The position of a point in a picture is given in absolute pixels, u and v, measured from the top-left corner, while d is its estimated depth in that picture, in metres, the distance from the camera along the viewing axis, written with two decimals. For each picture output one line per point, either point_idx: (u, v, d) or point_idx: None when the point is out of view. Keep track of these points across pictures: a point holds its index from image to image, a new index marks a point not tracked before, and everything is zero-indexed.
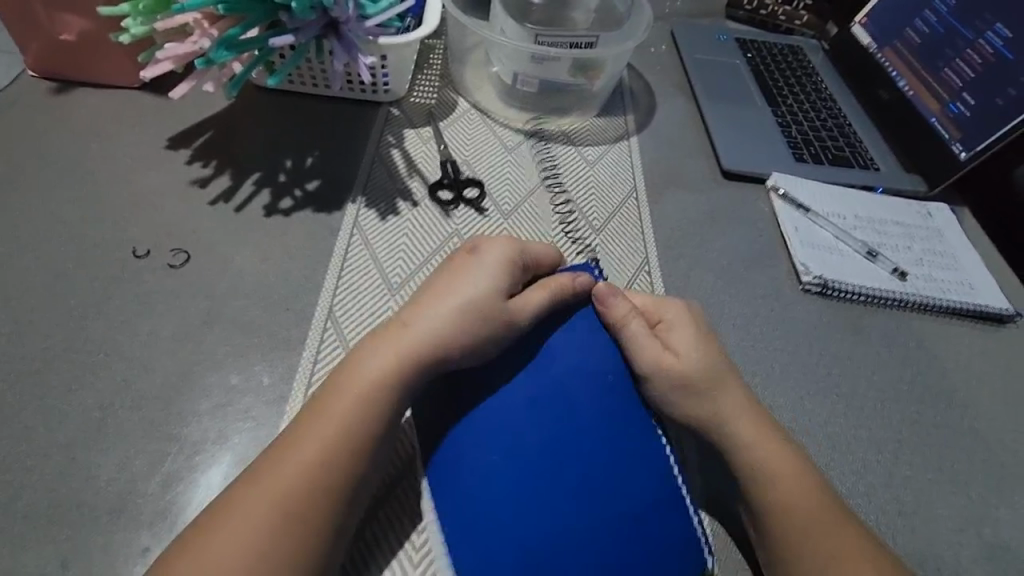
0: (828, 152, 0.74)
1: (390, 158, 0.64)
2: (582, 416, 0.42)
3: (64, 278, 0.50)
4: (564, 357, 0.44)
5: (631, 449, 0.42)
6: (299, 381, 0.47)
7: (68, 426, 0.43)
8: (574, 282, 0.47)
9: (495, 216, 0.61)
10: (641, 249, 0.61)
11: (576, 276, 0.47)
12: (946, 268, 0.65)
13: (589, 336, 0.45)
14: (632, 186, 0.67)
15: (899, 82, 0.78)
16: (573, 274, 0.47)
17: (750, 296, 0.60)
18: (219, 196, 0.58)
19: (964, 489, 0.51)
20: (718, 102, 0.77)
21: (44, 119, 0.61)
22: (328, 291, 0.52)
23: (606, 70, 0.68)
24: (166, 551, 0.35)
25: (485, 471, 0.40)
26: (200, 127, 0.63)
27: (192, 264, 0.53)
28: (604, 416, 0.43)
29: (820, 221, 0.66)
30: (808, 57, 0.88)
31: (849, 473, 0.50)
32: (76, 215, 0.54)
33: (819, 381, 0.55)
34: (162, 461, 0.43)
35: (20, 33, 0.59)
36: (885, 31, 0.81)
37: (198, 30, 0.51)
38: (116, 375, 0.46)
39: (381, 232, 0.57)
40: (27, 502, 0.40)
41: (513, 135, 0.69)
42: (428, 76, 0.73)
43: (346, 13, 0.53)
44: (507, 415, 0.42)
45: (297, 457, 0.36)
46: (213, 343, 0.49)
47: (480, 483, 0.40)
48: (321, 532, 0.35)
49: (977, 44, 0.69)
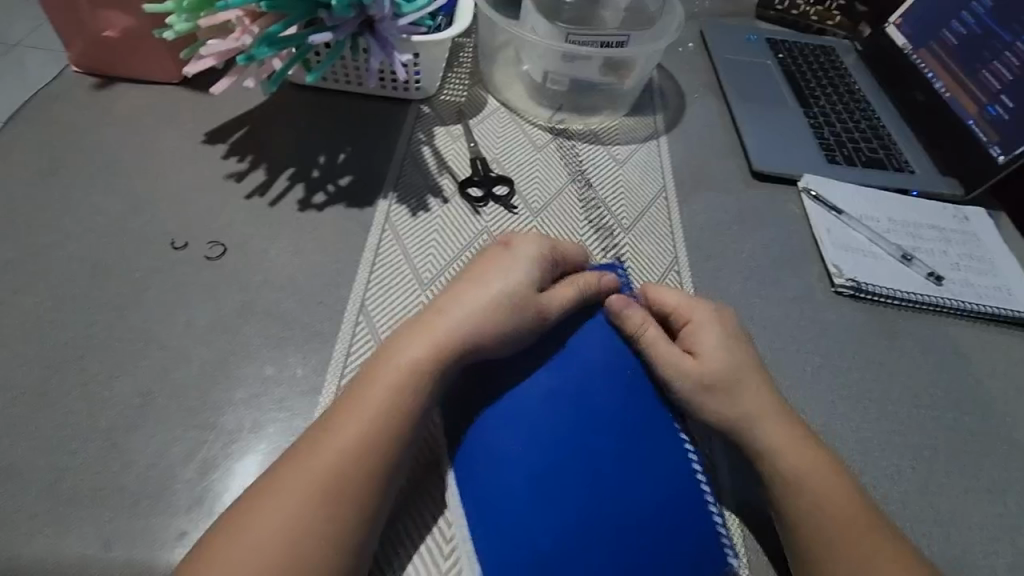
0: (861, 153, 0.73)
1: (421, 156, 0.64)
2: (606, 406, 0.43)
3: (106, 267, 0.52)
4: (589, 354, 0.45)
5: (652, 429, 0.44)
6: (332, 374, 0.48)
7: (110, 412, 0.44)
8: (599, 281, 0.47)
9: (525, 214, 0.61)
10: (670, 249, 0.61)
11: (601, 276, 0.48)
12: (984, 274, 0.64)
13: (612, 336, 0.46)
14: (661, 186, 0.67)
15: (935, 83, 0.76)
16: (600, 274, 0.48)
17: (782, 298, 0.60)
18: (254, 190, 0.59)
19: (1001, 498, 0.50)
20: (749, 102, 0.77)
21: (87, 114, 0.62)
22: (360, 285, 0.53)
23: (637, 69, 0.68)
24: (208, 532, 0.35)
25: (505, 461, 0.40)
26: (236, 123, 0.64)
27: (229, 256, 0.54)
28: (628, 405, 0.44)
29: (854, 224, 0.65)
30: (840, 58, 0.87)
31: (881, 478, 0.49)
32: (117, 208, 0.56)
33: (851, 385, 0.54)
34: (199, 448, 0.44)
35: (65, 30, 0.60)
36: (920, 31, 0.80)
37: (240, 27, 0.52)
38: (155, 363, 0.47)
39: (413, 228, 0.58)
40: (71, 484, 0.41)
41: (542, 134, 0.70)
42: (458, 74, 0.74)
43: (383, 11, 0.53)
44: (532, 409, 0.42)
45: (334, 441, 0.37)
46: (248, 335, 0.49)
47: (504, 476, 0.40)
48: (357, 516, 0.36)
49: (1017, 46, 0.67)
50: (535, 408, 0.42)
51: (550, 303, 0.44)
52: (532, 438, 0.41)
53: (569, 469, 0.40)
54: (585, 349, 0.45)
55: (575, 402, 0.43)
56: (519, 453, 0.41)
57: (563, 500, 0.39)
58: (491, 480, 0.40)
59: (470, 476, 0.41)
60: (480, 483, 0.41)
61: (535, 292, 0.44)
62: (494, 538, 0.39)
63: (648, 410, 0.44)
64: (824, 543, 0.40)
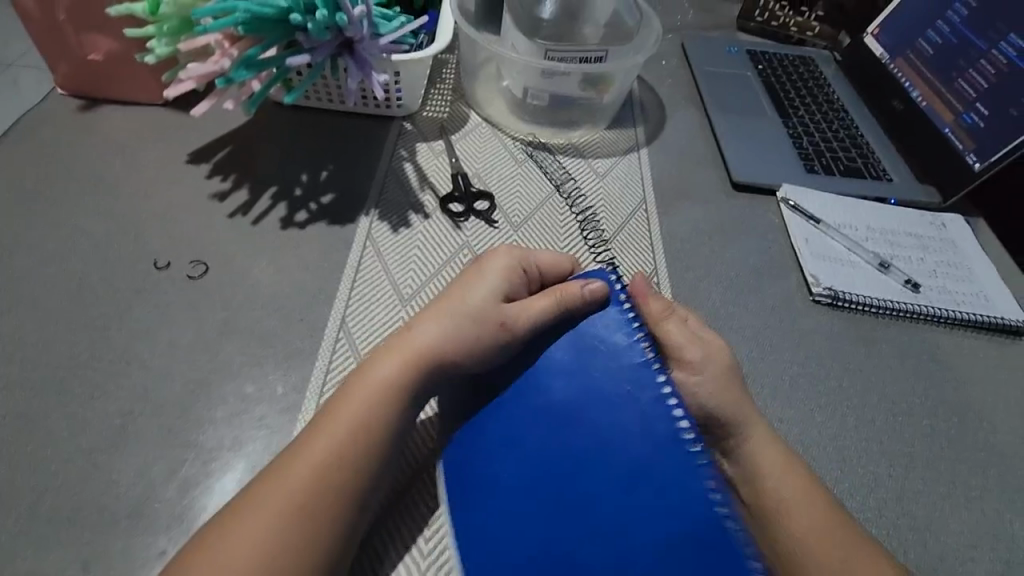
0: (840, 163, 0.74)
1: (403, 172, 0.65)
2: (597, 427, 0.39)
3: (89, 288, 0.52)
4: (576, 364, 0.42)
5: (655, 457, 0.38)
6: (312, 391, 0.48)
7: (90, 432, 0.45)
8: (584, 290, 0.44)
9: (505, 228, 0.62)
10: (649, 261, 0.62)
11: (587, 284, 0.45)
12: (961, 280, 0.65)
13: (603, 343, 0.43)
14: (641, 198, 0.68)
15: (912, 92, 0.77)
16: (585, 282, 0.45)
17: (760, 307, 0.60)
18: (237, 209, 0.60)
19: (978, 504, 0.50)
20: (729, 113, 0.78)
21: (73, 136, 0.63)
22: (341, 301, 0.54)
23: (616, 84, 0.69)
24: (185, 548, 0.36)
25: (489, 477, 0.41)
26: (220, 143, 0.65)
27: (211, 275, 0.54)
28: (626, 427, 0.39)
29: (831, 233, 0.66)
30: (820, 68, 0.89)
31: (858, 486, 0.49)
32: (101, 229, 0.56)
33: (829, 394, 0.55)
34: (179, 467, 0.44)
35: (50, 55, 0.61)
36: (897, 41, 0.81)
37: (219, 50, 0.53)
38: (136, 383, 0.47)
39: (394, 244, 0.59)
40: (50, 506, 0.41)
41: (524, 148, 0.71)
42: (441, 90, 0.76)
43: (360, 32, 0.54)
44: (512, 426, 0.42)
45: (309, 457, 0.37)
46: (229, 354, 0.50)
47: (484, 490, 0.40)
48: (331, 531, 0.36)
49: (990, 54, 0.68)
50: (517, 424, 0.41)
51: (524, 313, 0.44)
52: (514, 457, 0.40)
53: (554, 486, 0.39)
54: (575, 355, 0.43)
55: (560, 414, 0.41)
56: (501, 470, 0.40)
57: (546, 521, 0.38)
58: (477, 489, 0.41)
59: (458, 492, 0.42)
60: (468, 499, 0.41)
61: (508, 306, 0.44)
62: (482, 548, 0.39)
63: (643, 418, 0.39)
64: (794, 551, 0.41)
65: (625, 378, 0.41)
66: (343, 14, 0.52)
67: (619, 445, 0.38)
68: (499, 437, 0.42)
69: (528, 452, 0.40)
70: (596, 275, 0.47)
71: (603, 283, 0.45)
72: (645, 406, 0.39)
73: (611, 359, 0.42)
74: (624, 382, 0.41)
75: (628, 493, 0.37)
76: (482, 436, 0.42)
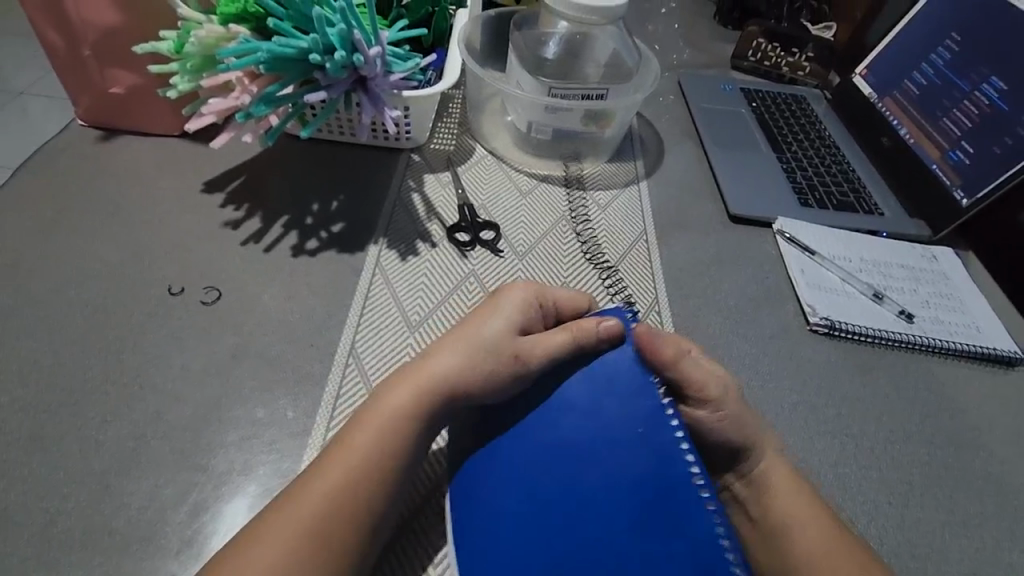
0: (833, 197, 0.77)
1: (411, 202, 0.67)
2: (611, 469, 0.40)
3: (105, 313, 0.53)
4: (592, 403, 0.43)
5: (664, 494, 0.39)
6: (322, 416, 0.49)
7: (103, 455, 0.45)
8: (598, 326, 0.45)
9: (511, 257, 0.64)
10: (650, 290, 0.63)
11: (602, 320, 0.45)
12: (952, 310, 0.67)
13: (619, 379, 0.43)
14: (642, 230, 0.70)
15: (900, 129, 0.81)
16: (599, 319, 0.45)
17: (759, 336, 0.62)
18: (250, 237, 0.61)
19: (976, 532, 0.50)
20: (725, 149, 0.81)
21: (92, 165, 0.65)
22: (350, 328, 0.55)
23: (616, 119, 0.72)
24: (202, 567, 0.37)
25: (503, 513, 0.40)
26: (233, 173, 0.67)
27: (224, 301, 0.56)
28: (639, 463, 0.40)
29: (826, 264, 0.68)
30: (811, 107, 0.92)
31: (860, 513, 0.50)
32: (118, 255, 0.58)
33: (828, 422, 0.56)
34: (190, 490, 0.44)
35: (72, 88, 0.64)
36: (884, 82, 0.85)
37: (240, 86, 0.55)
38: (150, 407, 0.48)
39: (402, 272, 0.60)
40: (62, 529, 0.42)
41: (527, 180, 0.73)
42: (448, 124, 0.78)
43: (374, 71, 0.56)
44: (522, 458, 0.42)
45: (324, 482, 0.38)
46: (241, 378, 0.51)
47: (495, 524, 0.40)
48: (345, 554, 0.37)
49: (973, 96, 0.72)
50: (532, 460, 0.42)
51: (537, 349, 0.44)
52: (529, 493, 0.40)
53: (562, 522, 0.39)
54: (592, 393, 0.43)
55: (570, 457, 0.41)
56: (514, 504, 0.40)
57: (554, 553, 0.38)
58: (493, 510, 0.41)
59: (466, 512, 0.42)
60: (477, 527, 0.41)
61: (524, 339, 0.45)
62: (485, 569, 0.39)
63: (658, 458, 0.40)
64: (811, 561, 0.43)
65: (637, 419, 0.41)
66: (360, 54, 0.54)
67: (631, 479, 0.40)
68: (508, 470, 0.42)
69: (542, 488, 0.40)
70: (615, 312, 0.47)
71: (618, 320, 0.46)
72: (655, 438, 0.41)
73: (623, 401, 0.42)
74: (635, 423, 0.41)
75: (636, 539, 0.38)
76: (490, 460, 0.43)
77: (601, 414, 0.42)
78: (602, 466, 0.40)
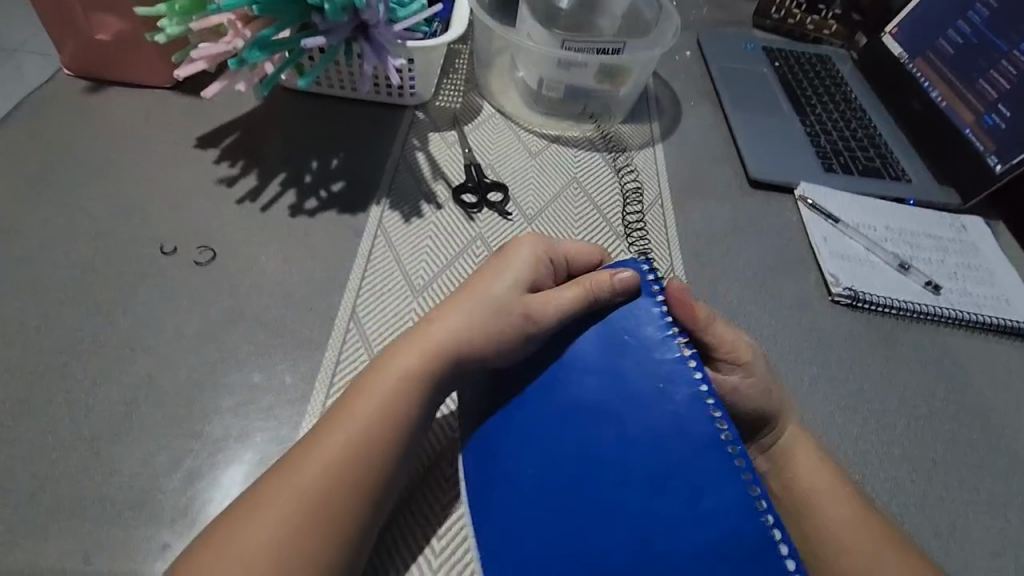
0: (858, 162, 0.73)
1: (416, 162, 0.64)
2: (632, 429, 0.37)
3: (94, 272, 0.51)
4: (609, 363, 0.40)
5: (694, 460, 0.36)
6: (321, 382, 0.47)
7: (93, 419, 0.43)
8: (613, 278, 0.41)
9: (519, 220, 0.61)
10: (665, 256, 0.60)
11: (616, 272, 0.41)
12: (981, 282, 0.64)
13: (637, 335, 0.40)
14: (657, 194, 0.67)
15: (931, 92, 0.76)
16: (614, 271, 0.42)
17: (778, 307, 0.59)
18: (246, 196, 0.58)
19: (1001, 512, 0.49)
20: (745, 110, 0.77)
21: (79, 118, 0.62)
22: (351, 292, 0.52)
23: (633, 76, 0.67)
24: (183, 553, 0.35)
25: (521, 482, 0.39)
26: (228, 128, 0.63)
27: (218, 262, 0.53)
28: (661, 424, 0.37)
29: (850, 233, 0.65)
30: (836, 67, 0.87)
31: (880, 491, 0.48)
32: (107, 213, 0.55)
33: (849, 396, 0.54)
34: (184, 457, 0.43)
35: (57, 34, 0.60)
36: (916, 41, 0.80)
37: (232, 30, 0.52)
38: (142, 370, 0.46)
39: (406, 234, 0.57)
40: (50, 495, 0.40)
41: (536, 140, 0.69)
42: (454, 80, 0.74)
43: (376, 16, 0.53)
44: (542, 422, 0.40)
45: (320, 455, 0.36)
46: (236, 342, 0.49)
47: (513, 495, 0.39)
48: (343, 533, 0.35)
49: (1012, 56, 0.67)
50: (551, 420, 0.40)
51: (549, 308, 0.41)
52: (548, 456, 0.38)
53: (584, 485, 0.37)
54: (607, 351, 0.40)
55: (588, 414, 0.39)
56: (534, 474, 0.38)
57: (579, 522, 0.36)
58: (511, 482, 0.39)
59: (480, 487, 0.41)
60: (494, 500, 0.39)
61: (534, 297, 0.42)
62: (501, 541, 0.38)
63: (680, 422, 0.37)
64: (830, 550, 0.40)
65: (659, 374, 0.39)
66: None
67: (654, 439, 0.37)
68: (523, 436, 0.40)
69: (563, 450, 0.38)
70: (629, 264, 0.43)
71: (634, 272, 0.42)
72: (680, 399, 0.38)
73: (641, 361, 0.39)
74: (658, 378, 0.39)
75: (663, 501, 0.35)
76: (507, 431, 0.41)
77: (615, 371, 0.40)
78: (618, 428, 0.38)
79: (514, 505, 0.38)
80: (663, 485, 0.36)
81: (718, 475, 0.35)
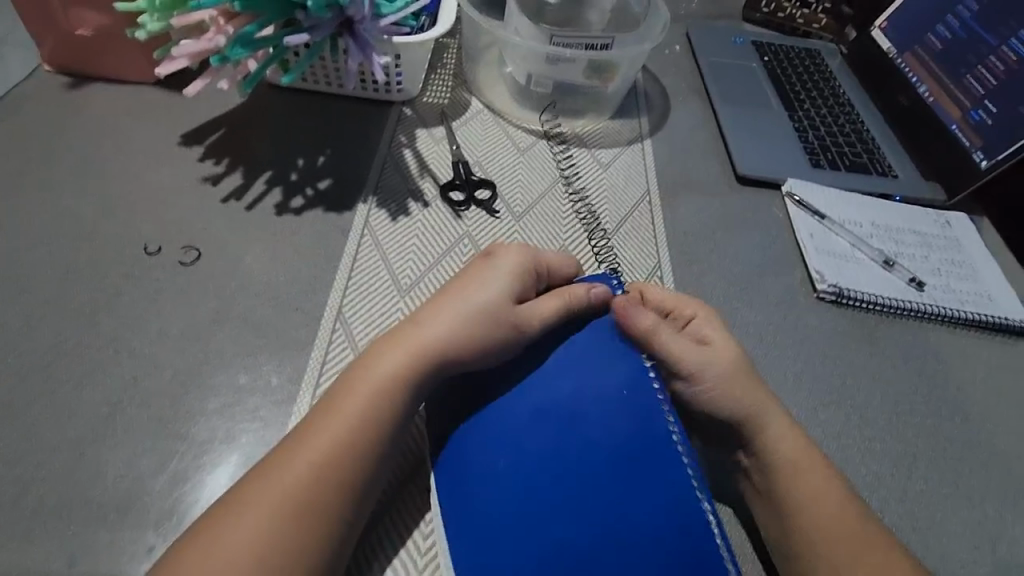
0: (845, 158, 0.73)
1: (403, 159, 0.64)
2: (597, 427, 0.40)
3: (77, 272, 0.51)
4: (576, 366, 0.43)
5: (652, 454, 0.39)
6: (308, 384, 0.47)
7: (77, 422, 0.43)
8: (590, 292, 0.46)
9: (506, 217, 0.61)
10: (652, 253, 0.60)
11: (593, 286, 0.46)
12: (964, 278, 0.64)
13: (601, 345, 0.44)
14: (644, 190, 0.67)
15: (920, 88, 0.76)
16: (590, 286, 0.46)
17: (764, 303, 0.59)
18: (231, 194, 0.58)
19: (979, 505, 0.50)
20: (734, 105, 0.77)
21: (60, 114, 0.61)
22: (338, 291, 0.52)
23: (621, 72, 0.67)
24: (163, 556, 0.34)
25: (494, 477, 0.39)
26: (212, 125, 0.63)
27: (203, 262, 0.53)
28: (622, 423, 0.40)
29: (837, 230, 0.65)
30: (825, 61, 0.87)
31: (861, 486, 0.49)
32: (90, 211, 0.54)
33: (832, 392, 0.54)
34: (169, 459, 0.43)
35: (36, 30, 0.59)
36: (905, 35, 0.80)
37: (214, 26, 0.51)
38: (126, 372, 0.46)
39: (393, 232, 0.57)
40: (35, 498, 0.40)
41: (525, 136, 0.69)
42: (442, 75, 0.73)
43: (361, 11, 0.53)
44: (514, 419, 0.41)
45: (308, 453, 0.36)
46: (221, 343, 0.48)
47: (486, 491, 0.39)
48: (329, 529, 0.35)
49: (999, 51, 0.67)
50: (521, 418, 0.41)
51: (534, 317, 0.43)
52: (517, 450, 0.39)
53: (552, 476, 0.38)
54: (577, 354, 0.43)
55: (557, 410, 0.41)
56: (505, 467, 0.39)
57: (545, 513, 0.37)
58: (483, 481, 0.39)
59: (452, 489, 0.40)
60: (466, 500, 0.39)
61: (519, 307, 0.44)
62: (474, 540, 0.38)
63: (641, 425, 0.40)
64: (806, 550, 0.40)
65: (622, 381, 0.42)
66: None
67: (616, 438, 0.39)
68: (497, 435, 0.41)
69: (531, 445, 0.39)
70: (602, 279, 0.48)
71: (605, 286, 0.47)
72: (643, 403, 0.41)
73: (606, 370, 0.42)
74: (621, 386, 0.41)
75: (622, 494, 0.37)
76: (482, 429, 0.41)
77: (583, 372, 0.42)
78: (587, 428, 0.40)
79: (485, 503, 0.38)
80: (622, 480, 0.38)
81: (670, 467, 0.39)
